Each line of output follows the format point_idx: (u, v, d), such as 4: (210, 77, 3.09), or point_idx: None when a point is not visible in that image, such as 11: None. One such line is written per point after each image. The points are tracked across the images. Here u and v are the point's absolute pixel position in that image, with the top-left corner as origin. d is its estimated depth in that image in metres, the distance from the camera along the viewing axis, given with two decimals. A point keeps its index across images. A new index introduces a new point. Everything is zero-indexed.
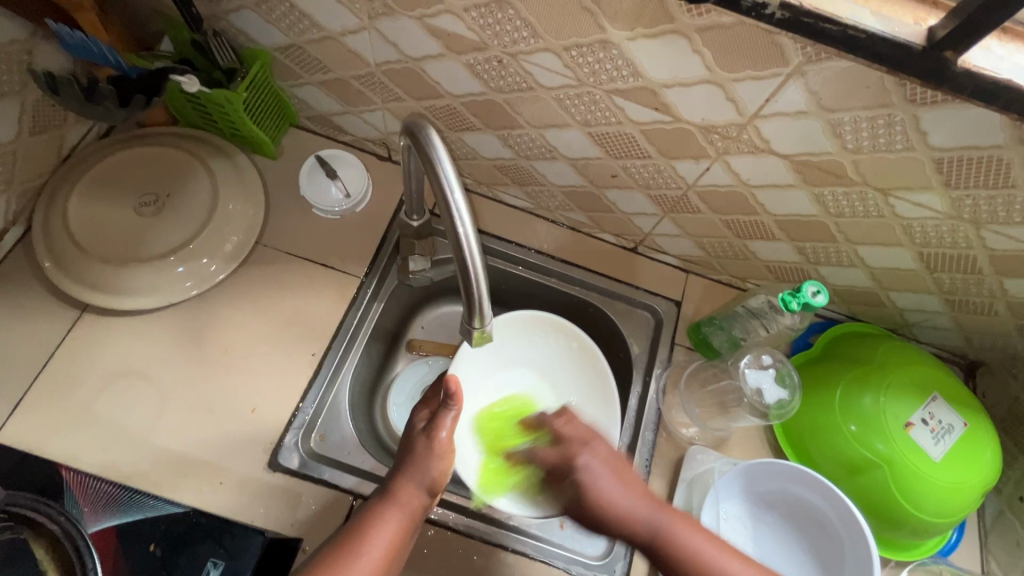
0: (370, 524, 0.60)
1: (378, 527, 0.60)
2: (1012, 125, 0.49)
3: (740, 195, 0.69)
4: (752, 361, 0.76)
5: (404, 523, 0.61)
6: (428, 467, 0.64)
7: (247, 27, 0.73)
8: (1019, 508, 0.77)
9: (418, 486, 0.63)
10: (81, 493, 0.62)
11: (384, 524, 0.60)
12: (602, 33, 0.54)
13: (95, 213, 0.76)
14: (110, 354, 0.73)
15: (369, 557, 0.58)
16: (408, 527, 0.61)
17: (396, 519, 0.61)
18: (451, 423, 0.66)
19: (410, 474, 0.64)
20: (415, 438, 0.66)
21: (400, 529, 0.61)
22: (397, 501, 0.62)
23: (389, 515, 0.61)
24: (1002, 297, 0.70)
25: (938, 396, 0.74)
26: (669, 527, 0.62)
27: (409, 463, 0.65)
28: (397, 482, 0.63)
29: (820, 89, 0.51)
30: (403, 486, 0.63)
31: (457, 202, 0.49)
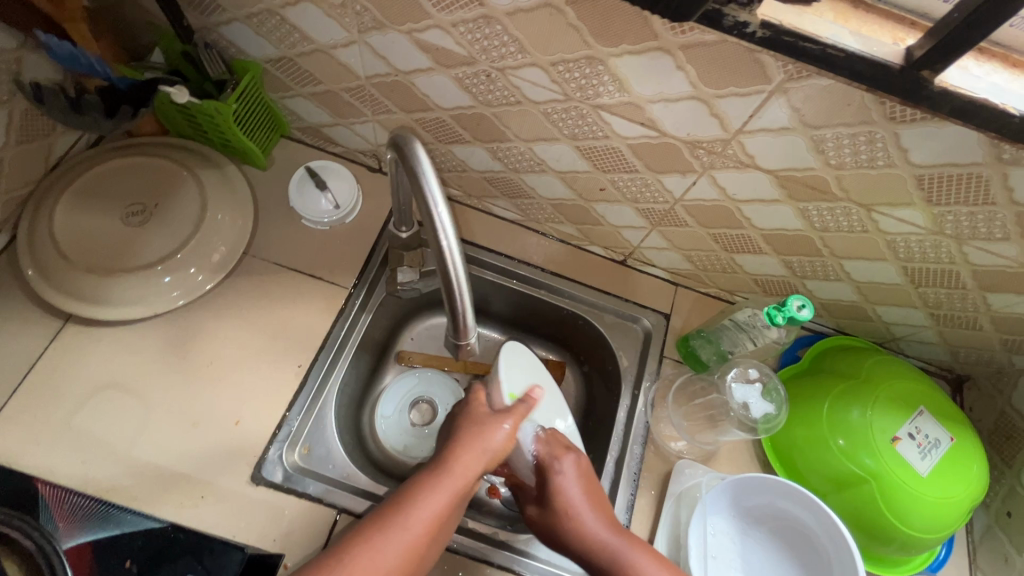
0: (423, 491, 0.54)
1: (431, 496, 0.54)
2: (990, 143, 0.49)
3: (726, 209, 0.69)
4: (738, 375, 0.76)
5: (456, 498, 0.55)
6: (492, 443, 0.59)
7: (239, 39, 0.73)
8: (1007, 524, 0.77)
9: (479, 460, 0.58)
10: (58, 506, 0.61)
11: (437, 494, 0.54)
12: (588, 49, 0.54)
13: (82, 222, 0.75)
14: (93, 365, 0.72)
15: (417, 524, 0.52)
16: (458, 500, 0.56)
17: (449, 491, 0.55)
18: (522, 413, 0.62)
19: (474, 446, 0.58)
20: (480, 412, 0.63)
21: (450, 505, 0.55)
22: (452, 471, 0.56)
23: (443, 484, 0.55)
24: (987, 312, 0.71)
25: (925, 411, 0.74)
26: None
27: (470, 434, 0.59)
28: (462, 454, 0.57)
29: (803, 106, 0.52)
30: (463, 454, 0.57)
31: (441, 217, 0.50)
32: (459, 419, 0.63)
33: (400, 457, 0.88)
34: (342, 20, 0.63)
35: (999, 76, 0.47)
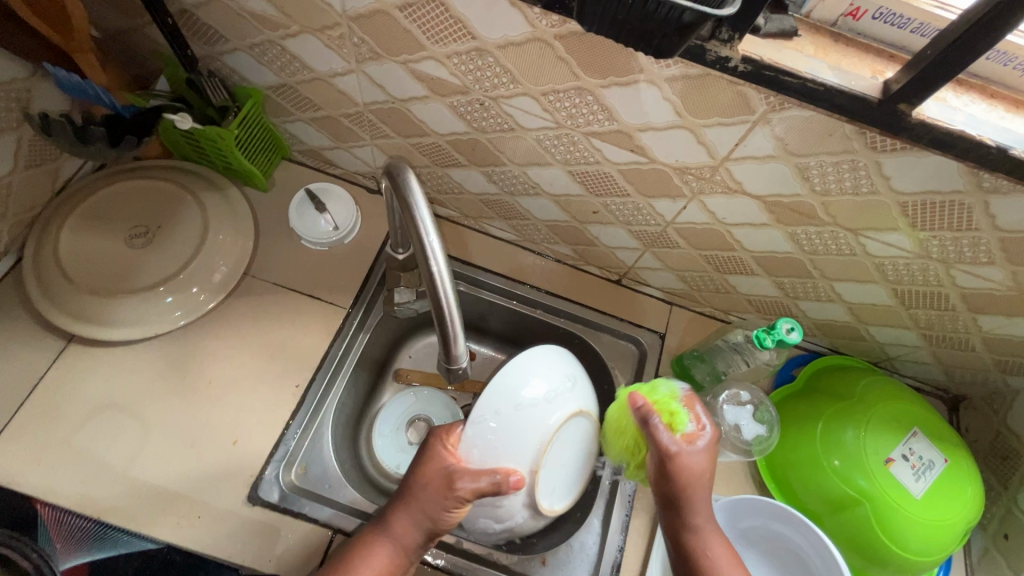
0: (362, 549, 0.59)
1: (366, 557, 0.59)
2: (970, 172, 0.50)
3: (716, 232, 0.70)
4: (730, 398, 0.76)
5: (392, 560, 0.59)
6: (430, 509, 0.60)
7: (241, 68, 0.75)
8: (1004, 547, 0.76)
9: (416, 525, 0.60)
10: (54, 528, 0.66)
11: (374, 556, 0.59)
12: (577, 80, 0.56)
13: (87, 244, 0.77)
14: (95, 384, 0.74)
15: None
16: (396, 559, 0.60)
17: (385, 554, 0.59)
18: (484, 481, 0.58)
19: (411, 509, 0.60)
20: (430, 469, 0.60)
21: (387, 565, 0.59)
22: (390, 533, 0.60)
23: (379, 546, 0.59)
24: (978, 333, 0.71)
25: (918, 432, 0.74)
26: (706, 540, 0.60)
27: (410, 496, 0.61)
28: (402, 519, 0.60)
29: (786, 135, 0.53)
30: (400, 518, 0.60)
31: (431, 244, 0.52)
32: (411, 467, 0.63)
33: (396, 475, 0.88)
34: (340, 51, 0.65)
35: (977, 107, 0.48)
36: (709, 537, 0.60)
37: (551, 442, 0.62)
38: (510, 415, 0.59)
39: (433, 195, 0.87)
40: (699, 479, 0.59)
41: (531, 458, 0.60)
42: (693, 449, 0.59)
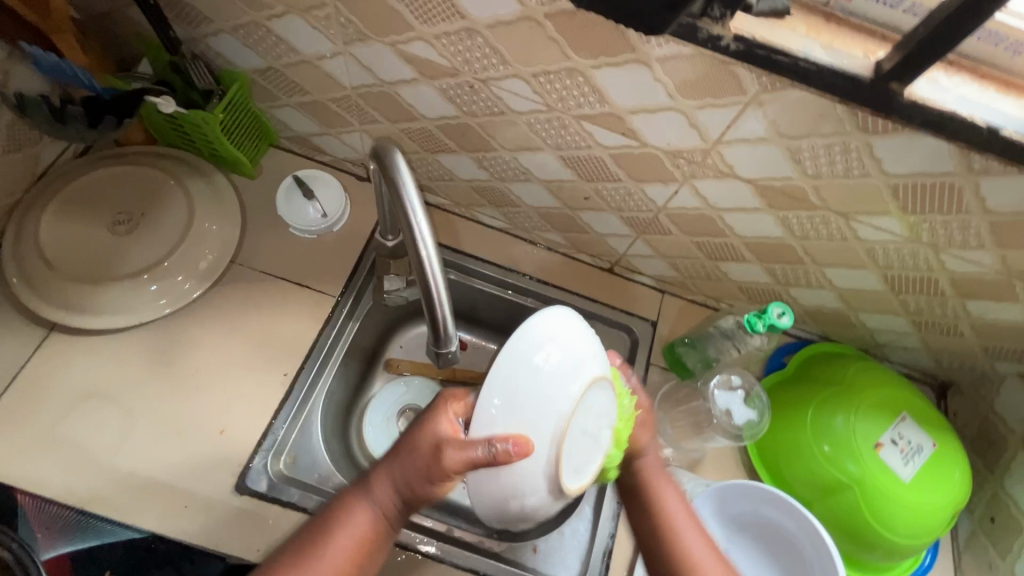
0: (342, 513, 0.57)
1: (345, 523, 0.56)
2: (961, 154, 0.50)
3: (708, 217, 0.70)
4: (721, 383, 0.76)
5: (374, 525, 0.57)
6: (416, 480, 0.55)
7: (226, 51, 0.74)
8: (990, 530, 0.77)
9: (399, 491, 0.56)
10: (37, 516, 0.63)
11: (352, 521, 0.57)
12: (568, 61, 0.55)
13: (69, 230, 0.75)
14: (77, 374, 0.72)
15: (336, 549, 0.55)
16: (378, 526, 0.57)
17: (364, 518, 0.56)
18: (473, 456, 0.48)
19: (398, 476, 0.56)
20: (418, 441, 0.55)
21: (366, 530, 0.56)
22: (372, 499, 0.57)
23: (358, 513, 0.57)
24: (966, 318, 0.72)
25: (907, 417, 0.75)
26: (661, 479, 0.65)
27: (397, 463, 0.56)
28: (383, 483, 0.57)
29: (778, 117, 0.53)
30: (385, 482, 0.57)
31: (419, 225, 0.51)
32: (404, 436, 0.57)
33: None
34: (327, 32, 0.64)
35: (969, 88, 0.48)
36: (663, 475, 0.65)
37: (576, 416, 0.50)
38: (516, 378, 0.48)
39: (423, 183, 0.86)
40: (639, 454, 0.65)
41: (553, 430, 0.48)
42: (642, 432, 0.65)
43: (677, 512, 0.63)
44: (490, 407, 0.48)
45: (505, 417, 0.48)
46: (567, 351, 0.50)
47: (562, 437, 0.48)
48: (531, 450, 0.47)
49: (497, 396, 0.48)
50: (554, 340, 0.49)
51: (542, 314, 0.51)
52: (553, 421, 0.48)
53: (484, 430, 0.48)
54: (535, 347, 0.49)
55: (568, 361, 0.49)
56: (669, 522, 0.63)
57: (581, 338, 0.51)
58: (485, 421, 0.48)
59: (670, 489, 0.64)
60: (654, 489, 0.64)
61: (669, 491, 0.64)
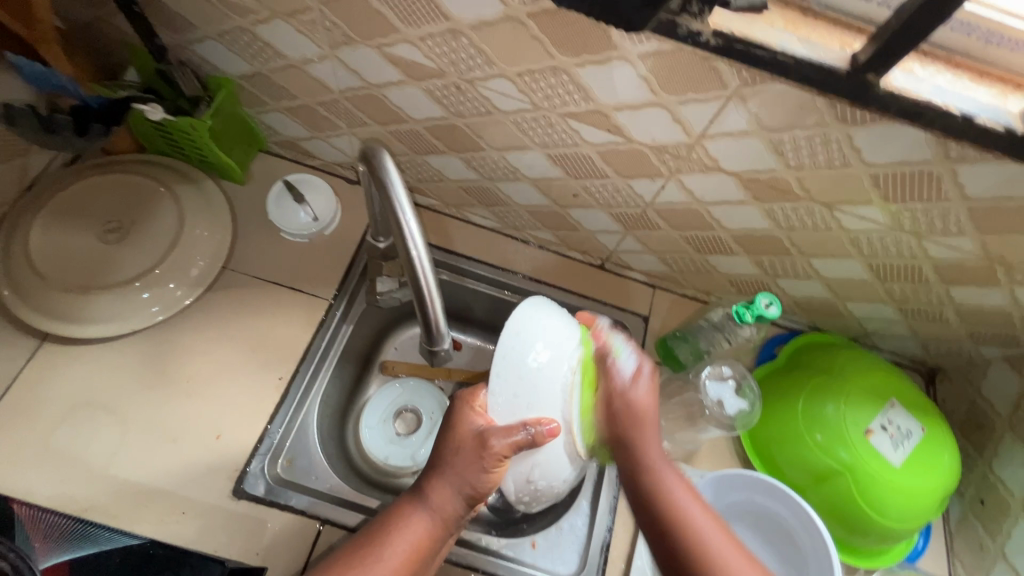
0: (398, 523, 0.58)
1: (404, 531, 0.57)
2: (937, 142, 0.51)
3: (695, 211, 0.71)
4: (713, 373, 0.77)
5: (433, 528, 0.58)
6: (470, 478, 0.57)
7: (212, 57, 0.74)
8: (980, 512, 0.78)
9: (456, 494, 0.58)
10: (32, 524, 0.58)
11: (411, 529, 0.58)
12: (552, 59, 0.56)
13: (59, 240, 0.75)
14: (71, 384, 0.72)
15: (394, 556, 0.56)
16: (437, 529, 0.58)
17: (423, 523, 0.58)
18: (520, 440, 0.52)
19: (454, 481, 0.58)
20: (465, 443, 0.57)
21: (427, 536, 0.58)
22: (429, 504, 0.58)
23: (417, 521, 0.58)
24: (951, 304, 0.73)
25: (895, 403, 0.76)
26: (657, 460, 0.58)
27: (450, 468, 0.58)
28: (440, 487, 0.58)
29: (760, 111, 0.54)
30: (442, 489, 0.58)
31: (409, 225, 0.51)
32: (448, 439, 0.59)
33: (385, 466, 0.88)
34: (313, 36, 0.64)
35: (943, 78, 0.49)
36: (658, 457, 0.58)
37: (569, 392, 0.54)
38: (507, 364, 0.53)
39: (413, 184, 0.87)
40: (642, 421, 0.58)
41: (562, 406, 0.53)
42: (635, 389, 0.59)
43: (683, 495, 0.57)
44: (504, 403, 0.54)
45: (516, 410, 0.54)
46: (552, 336, 0.54)
47: (574, 413, 0.54)
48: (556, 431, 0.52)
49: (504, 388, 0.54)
50: (538, 324, 0.54)
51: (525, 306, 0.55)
52: (558, 400, 0.53)
53: (509, 420, 0.54)
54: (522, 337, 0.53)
55: (551, 352, 0.53)
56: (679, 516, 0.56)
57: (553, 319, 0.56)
58: (501, 413, 0.55)
59: (674, 476, 0.58)
60: (658, 476, 0.58)
61: (671, 475, 0.58)
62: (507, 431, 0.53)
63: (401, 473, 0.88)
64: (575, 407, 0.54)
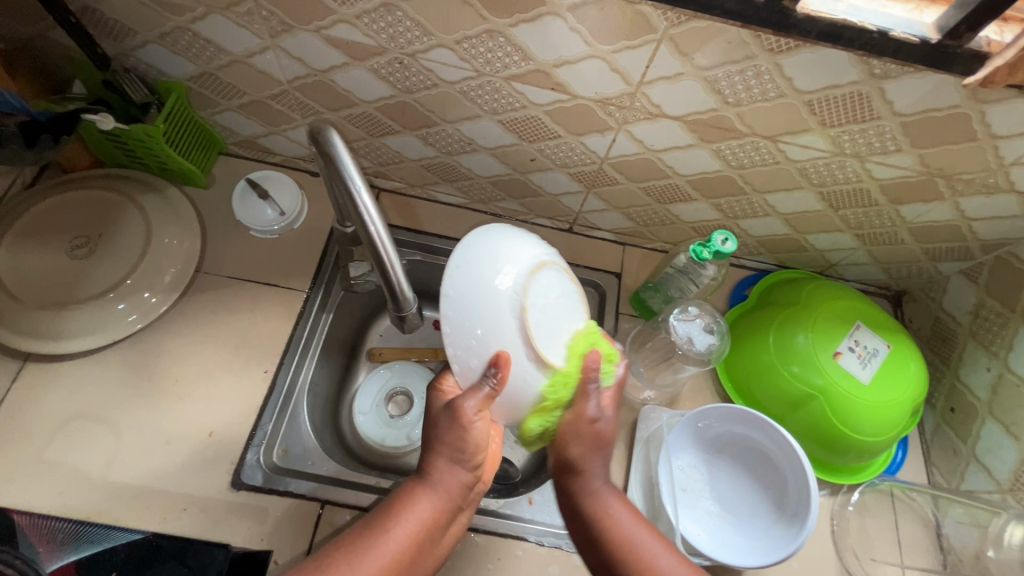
0: (401, 506, 0.56)
1: (408, 512, 0.56)
2: (860, 61, 0.53)
3: (649, 160, 0.73)
4: (681, 314, 0.77)
5: (439, 506, 0.57)
6: (466, 444, 0.57)
7: (156, 61, 0.74)
8: (952, 420, 0.82)
9: (456, 466, 0.58)
10: (36, 533, 0.64)
11: (415, 509, 0.56)
12: (486, 22, 0.57)
13: (27, 261, 0.76)
14: (59, 399, 0.73)
15: (394, 540, 0.54)
16: (442, 508, 0.57)
17: (428, 502, 0.57)
18: (483, 396, 0.54)
19: (446, 453, 0.58)
20: (443, 415, 0.58)
21: (433, 515, 0.57)
22: (434, 484, 0.58)
23: (422, 499, 0.57)
24: (903, 224, 0.76)
25: (861, 324, 0.79)
26: (615, 514, 0.60)
27: (443, 442, 0.58)
28: (437, 463, 0.58)
29: (689, 50, 0.56)
30: (436, 461, 0.58)
31: (363, 201, 0.53)
32: (432, 417, 0.60)
33: (382, 449, 0.89)
34: (252, 27, 0.65)
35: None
36: (616, 510, 0.60)
37: (531, 322, 0.54)
38: (466, 300, 0.54)
39: (375, 169, 0.88)
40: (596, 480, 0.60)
41: (515, 337, 0.54)
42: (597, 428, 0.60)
43: (631, 526, 0.59)
44: (467, 348, 0.55)
45: (476, 350, 0.54)
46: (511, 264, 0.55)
47: (538, 345, 0.54)
48: (507, 361, 0.53)
49: (463, 314, 0.54)
50: (489, 253, 0.56)
51: (473, 233, 0.58)
52: (512, 323, 0.53)
53: (470, 378, 0.56)
54: (482, 259, 0.55)
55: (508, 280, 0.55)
56: (622, 538, 0.58)
57: (522, 251, 0.56)
58: (468, 372, 0.55)
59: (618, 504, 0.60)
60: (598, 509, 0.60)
61: (618, 508, 0.60)
62: (472, 387, 0.55)
63: (400, 453, 0.90)
64: (535, 342, 0.54)
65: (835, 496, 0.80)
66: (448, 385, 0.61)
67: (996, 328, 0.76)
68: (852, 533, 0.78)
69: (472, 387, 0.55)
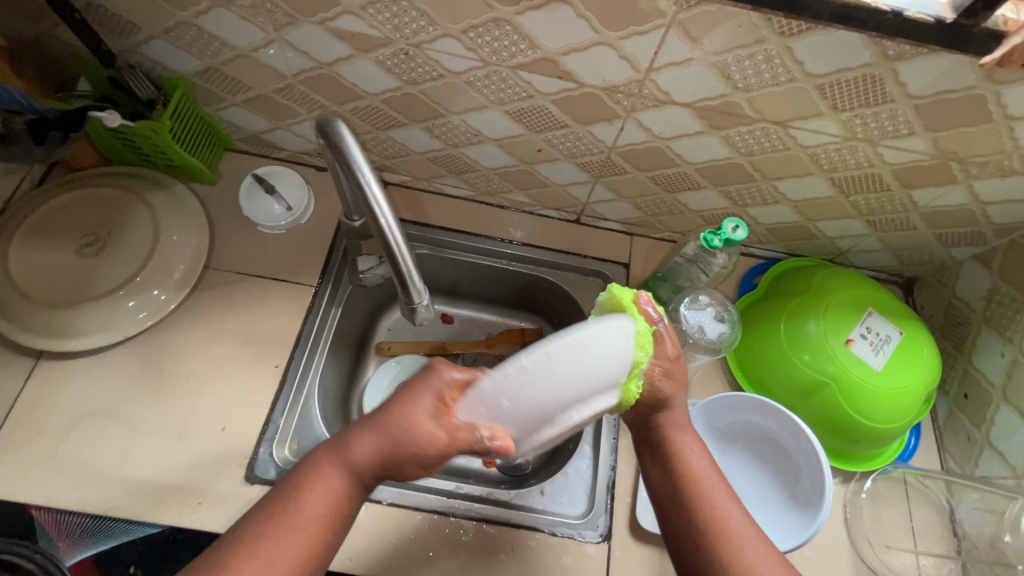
0: (318, 479, 0.53)
1: (322, 487, 0.53)
2: (873, 42, 0.53)
3: (657, 149, 0.72)
4: (692, 303, 0.77)
5: (349, 497, 0.54)
6: (410, 462, 0.52)
7: (161, 57, 0.74)
8: (965, 406, 0.81)
9: (383, 466, 0.53)
10: (54, 529, 0.66)
11: (329, 489, 0.53)
12: (492, 11, 0.57)
13: (38, 260, 0.76)
14: (72, 396, 0.74)
15: (304, 517, 0.51)
16: (353, 498, 0.54)
17: (340, 485, 0.53)
18: (462, 437, 0.48)
19: (387, 452, 0.52)
20: (410, 416, 0.51)
21: (343, 502, 0.53)
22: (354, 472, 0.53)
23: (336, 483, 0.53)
24: (916, 209, 0.75)
25: (873, 311, 0.78)
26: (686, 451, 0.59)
27: (391, 442, 0.52)
28: (371, 455, 0.52)
29: (698, 35, 0.55)
30: (366, 438, 0.53)
31: (373, 192, 0.52)
32: (399, 408, 0.52)
33: None
34: (257, 21, 0.65)
35: None
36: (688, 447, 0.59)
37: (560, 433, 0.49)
38: (528, 391, 0.45)
39: (381, 163, 0.88)
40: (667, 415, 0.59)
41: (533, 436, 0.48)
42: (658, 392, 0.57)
43: (706, 473, 0.58)
44: (485, 414, 0.47)
45: (498, 413, 0.47)
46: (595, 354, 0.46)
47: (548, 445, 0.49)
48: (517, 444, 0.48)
49: (528, 398, 0.45)
50: (587, 367, 0.46)
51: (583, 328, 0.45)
52: (546, 429, 0.47)
53: (464, 418, 0.48)
54: (585, 356, 0.45)
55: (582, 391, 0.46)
56: (698, 483, 0.58)
57: (615, 336, 0.47)
58: (472, 416, 0.48)
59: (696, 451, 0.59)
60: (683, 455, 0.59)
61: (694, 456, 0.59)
62: (456, 427, 0.49)
63: None
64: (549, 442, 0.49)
65: (848, 484, 0.80)
66: (450, 387, 0.51)
67: (1011, 313, 0.75)
68: (865, 520, 0.77)
69: (459, 425, 0.49)
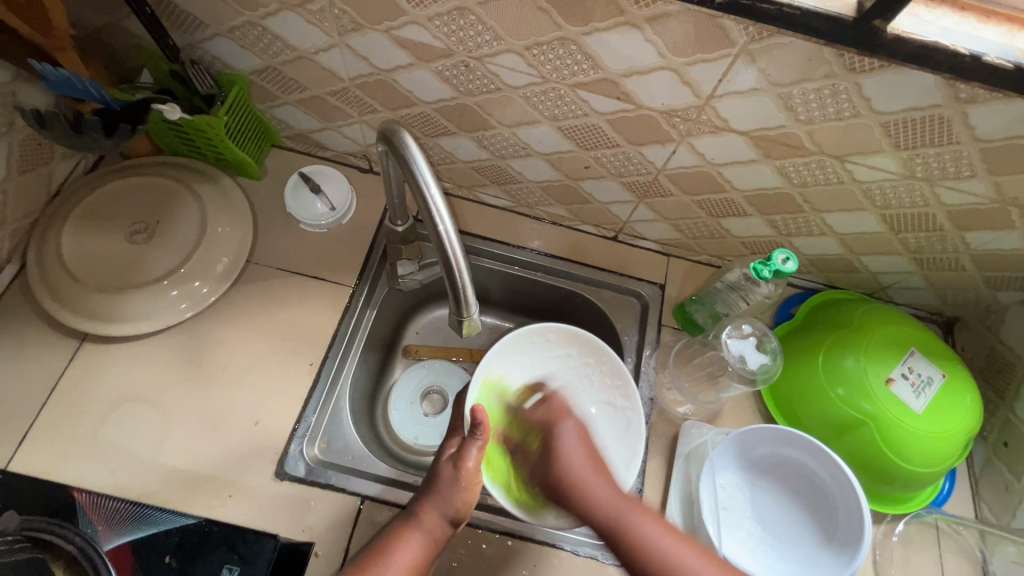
0: (393, 544, 0.60)
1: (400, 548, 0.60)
2: (946, 84, 0.52)
3: (707, 173, 0.72)
4: (733, 332, 0.78)
5: (424, 551, 0.60)
6: (454, 498, 0.62)
7: (223, 54, 0.75)
8: (1005, 454, 0.79)
9: (442, 514, 0.62)
10: (94, 512, 0.67)
11: (407, 548, 0.60)
12: (560, 29, 0.57)
13: (88, 244, 0.78)
14: (113, 379, 0.75)
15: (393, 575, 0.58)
16: (431, 551, 0.61)
17: (417, 542, 0.61)
18: (477, 453, 0.64)
19: (437, 501, 0.63)
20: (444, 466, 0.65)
21: (421, 554, 0.60)
22: (420, 525, 0.61)
23: (410, 537, 0.61)
24: (967, 251, 0.73)
25: (915, 351, 0.77)
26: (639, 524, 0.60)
27: (434, 490, 0.63)
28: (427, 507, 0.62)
29: (768, 67, 0.55)
30: (428, 510, 0.62)
31: (435, 201, 0.52)
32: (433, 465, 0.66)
33: (414, 445, 0.91)
34: (323, 25, 0.66)
35: (951, 19, 0.50)
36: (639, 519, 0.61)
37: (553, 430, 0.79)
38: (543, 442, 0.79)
39: None
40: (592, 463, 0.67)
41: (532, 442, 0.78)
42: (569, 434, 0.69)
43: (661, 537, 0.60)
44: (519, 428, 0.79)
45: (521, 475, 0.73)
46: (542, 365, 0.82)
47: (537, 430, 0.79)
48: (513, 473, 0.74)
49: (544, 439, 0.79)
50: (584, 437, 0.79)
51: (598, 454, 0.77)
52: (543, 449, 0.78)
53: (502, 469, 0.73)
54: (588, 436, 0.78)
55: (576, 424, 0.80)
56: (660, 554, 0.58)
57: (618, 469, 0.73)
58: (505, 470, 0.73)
59: (645, 516, 0.61)
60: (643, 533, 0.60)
61: (649, 522, 0.60)
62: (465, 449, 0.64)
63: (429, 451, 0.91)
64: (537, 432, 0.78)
65: (877, 525, 0.79)
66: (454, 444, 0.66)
67: None
68: (896, 564, 0.76)
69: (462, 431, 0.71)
